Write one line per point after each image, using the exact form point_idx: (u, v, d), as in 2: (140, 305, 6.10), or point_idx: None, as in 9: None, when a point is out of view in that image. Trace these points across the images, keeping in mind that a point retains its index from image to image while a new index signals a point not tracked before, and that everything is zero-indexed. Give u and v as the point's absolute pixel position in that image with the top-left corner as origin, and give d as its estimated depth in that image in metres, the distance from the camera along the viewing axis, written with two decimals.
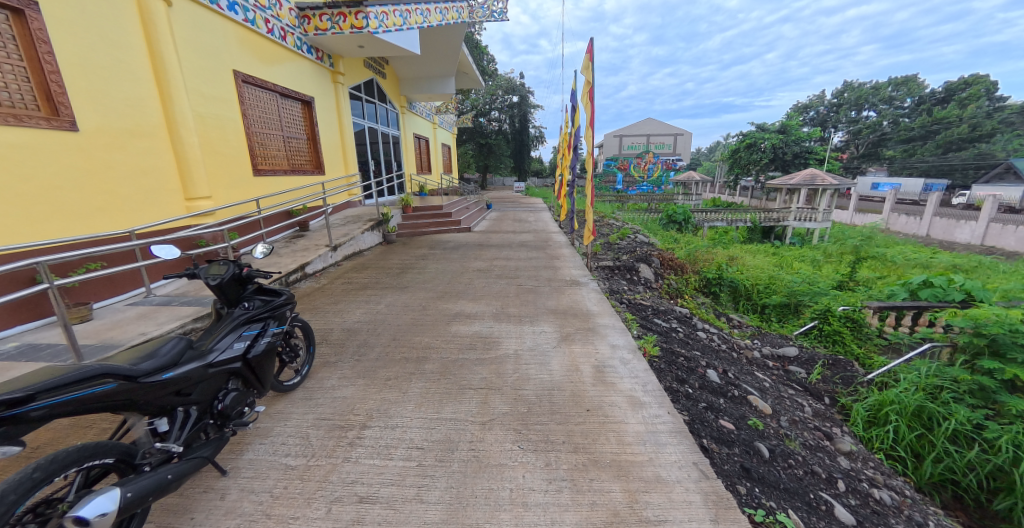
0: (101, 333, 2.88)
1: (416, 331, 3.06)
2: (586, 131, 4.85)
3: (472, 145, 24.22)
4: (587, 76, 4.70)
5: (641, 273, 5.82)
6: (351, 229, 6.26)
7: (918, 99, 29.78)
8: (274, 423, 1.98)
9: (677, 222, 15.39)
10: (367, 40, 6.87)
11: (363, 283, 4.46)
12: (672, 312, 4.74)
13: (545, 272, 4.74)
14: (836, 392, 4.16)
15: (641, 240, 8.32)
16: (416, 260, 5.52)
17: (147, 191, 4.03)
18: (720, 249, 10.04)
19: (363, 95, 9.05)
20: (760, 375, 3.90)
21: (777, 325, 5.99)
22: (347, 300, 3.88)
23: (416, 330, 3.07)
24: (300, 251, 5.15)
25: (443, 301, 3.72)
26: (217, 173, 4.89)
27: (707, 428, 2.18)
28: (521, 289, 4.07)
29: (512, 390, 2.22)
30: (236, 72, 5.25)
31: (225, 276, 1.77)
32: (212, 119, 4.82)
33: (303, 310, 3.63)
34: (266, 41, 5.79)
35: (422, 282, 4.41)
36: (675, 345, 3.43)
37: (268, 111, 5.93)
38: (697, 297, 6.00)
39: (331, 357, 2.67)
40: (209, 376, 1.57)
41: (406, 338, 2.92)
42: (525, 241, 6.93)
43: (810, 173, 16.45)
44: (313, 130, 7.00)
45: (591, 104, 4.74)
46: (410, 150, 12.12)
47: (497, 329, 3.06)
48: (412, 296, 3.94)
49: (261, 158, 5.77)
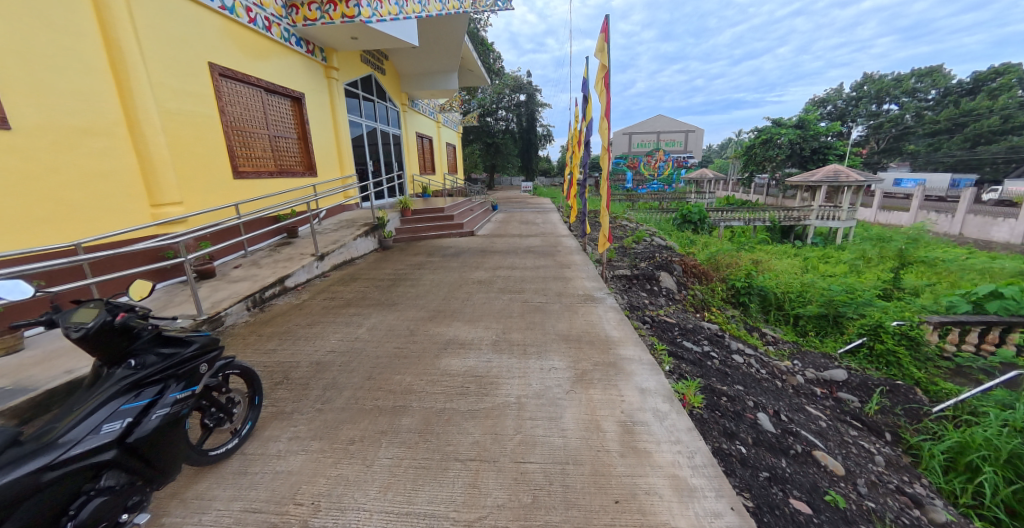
0: (19, 370, 2.39)
1: (399, 365, 2.52)
2: (602, 122, 4.22)
3: (479, 144, 23.71)
4: (602, 58, 4.06)
5: (662, 282, 5.17)
6: (342, 235, 5.75)
7: (944, 90, 28.34)
8: (185, 518, 1.44)
9: (693, 222, 14.64)
10: (360, 30, 6.33)
11: (348, 300, 3.93)
12: (701, 331, 4.13)
13: (555, 284, 4.15)
14: (899, 427, 3.55)
15: (658, 243, 7.71)
16: (410, 270, 4.98)
17: (104, 198, 3.56)
18: (744, 252, 9.35)
19: (360, 91, 8.56)
20: (813, 410, 3.29)
21: (817, 342, 5.29)
22: (325, 322, 3.35)
23: (399, 365, 2.52)
24: (283, 262, 4.68)
25: (434, 323, 3.17)
26: (192, 176, 4.41)
27: (779, 518, 1.60)
28: (527, 307, 3.49)
29: (513, 463, 1.65)
30: (212, 64, 4.74)
31: (92, 326, 1.19)
32: (185, 117, 4.34)
33: (272, 336, 3.10)
34: (249, 32, 5.32)
35: (414, 298, 3.86)
36: (714, 380, 2.80)
37: (252, 107, 5.44)
38: (726, 309, 5.35)
39: (287, 406, 2.13)
40: (45, 486, 1.03)
41: (385, 376, 2.39)
42: (532, 246, 6.36)
43: (832, 169, 15.59)
44: (303, 129, 6.51)
45: (608, 92, 4.09)
46: (412, 150, 11.60)
47: (496, 364, 2.48)
48: (400, 316, 3.39)
49: (243, 160, 5.27)
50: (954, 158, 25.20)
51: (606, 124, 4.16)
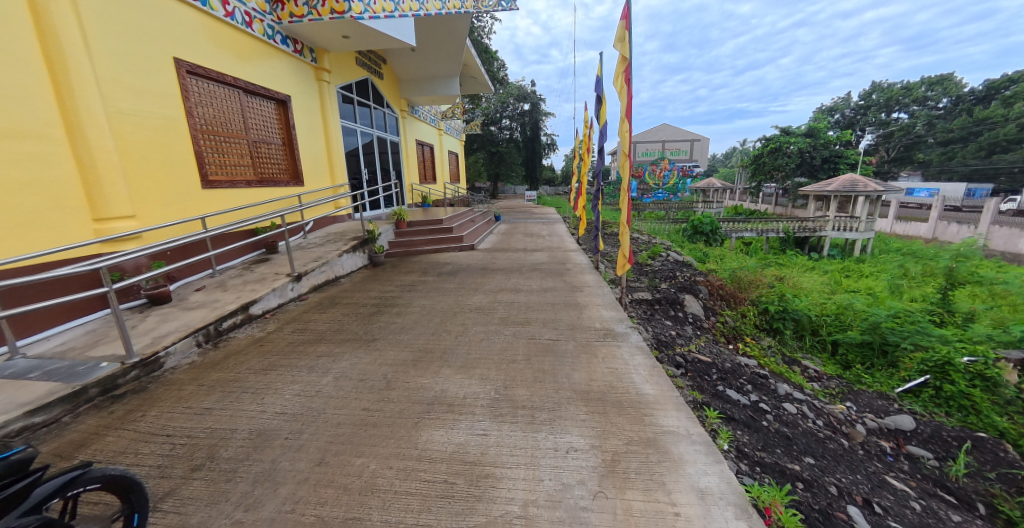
0: None
1: (365, 440, 1.88)
2: (621, 124, 3.62)
3: (483, 153, 23.33)
4: (622, 49, 3.47)
5: (687, 308, 4.52)
6: (326, 251, 5.15)
7: (955, 98, 27.67)
8: None
9: (704, 233, 13.80)
10: (351, 27, 5.82)
11: (320, 333, 3.29)
12: (742, 372, 3.45)
13: (566, 313, 3.51)
14: (996, 497, 2.82)
15: (675, 259, 7.10)
16: (399, 293, 4.35)
17: (31, 213, 2.98)
18: (766, 267, 8.69)
19: (354, 96, 8.05)
20: (895, 481, 2.59)
21: (867, 376, 4.59)
22: (285, 365, 2.71)
23: (365, 440, 1.88)
24: (252, 284, 4.08)
25: (418, 371, 2.54)
26: (148, 186, 3.84)
27: None
28: (534, 347, 2.84)
29: None
30: (179, 59, 4.20)
31: None
32: (141, 119, 3.78)
33: (215, 388, 2.46)
34: (225, 26, 4.80)
35: (398, 331, 3.23)
36: (783, 457, 2.14)
37: (228, 110, 4.90)
38: (761, 339, 4.65)
39: (194, 514, 1.49)
40: None
41: (343, 462, 1.74)
42: (538, 263, 5.73)
43: (849, 179, 14.91)
44: (288, 135, 5.96)
45: (629, 89, 3.48)
46: (411, 158, 11.07)
47: (494, 442, 1.83)
48: (376, 358, 2.75)
49: (215, 167, 4.71)
50: (968, 167, 24.44)
51: (626, 127, 3.55)
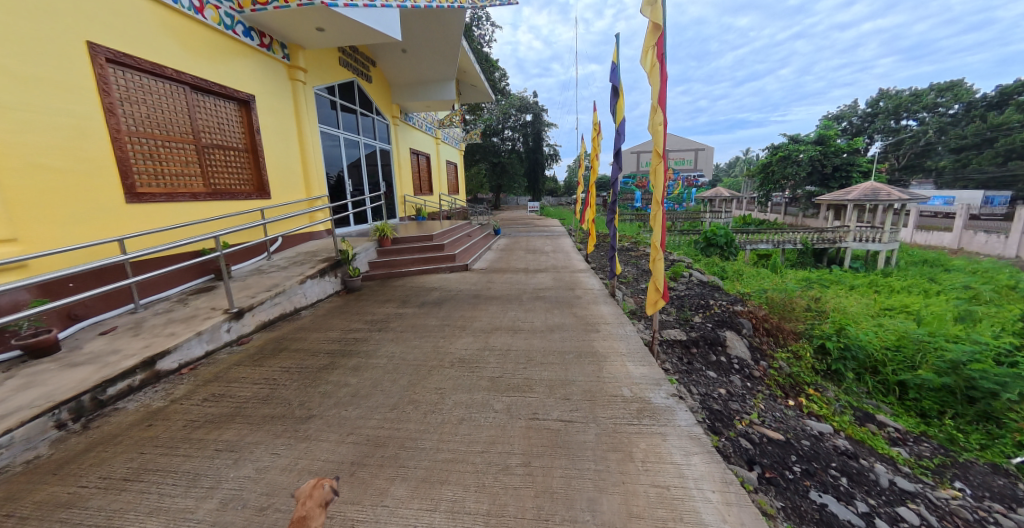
0: None
1: (331, 486, 1.56)
2: (652, 115, 2.76)
3: (484, 165, 22.70)
4: (654, 16, 2.64)
5: (731, 350, 3.59)
6: (286, 277, 4.27)
7: (966, 104, 26.81)
8: None
9: (718, 245, 12.80)
10: (325, 17, 5.04)
11: (241, 403, 2.37)
12: (826, 455, 2.48)
13: (581, 370, 2.58)
14: None
15: (700, 281, 6.20)
16: (365, 334, 3.44)
17: None
18: (799, 287, 7.71)
19: (337, 99, 7.26)
20: None
21: (963, 436, 3.59)
22: (162, 471, 1.78)
23: (324, 488, 1.55)
24: (177, 324, 3.18)
25: (356, 488, 1.61)
26: (41, 200, 3.00)
27: None
28: (539, 435, 1.92)
29: None
30: (96, 44, 3.39)
31: None
32: (32, 115, 2.96)
33: (29, 520, 1.54)
34: (164, 9, 3.99)
35: (348, 402, 2.31)
36: None
37: (166, 108, 4.07)
38: (826, 389, 3.67)
39: None
40: None
41: (319, 493, 1.52)
42: (540, 288, 4.82)
43: (870, 187, 13.86)
44: (249, 141, 5.15)
45: (661, 67, 2.64)
46: (404, 168, 10.26)
47: None
48: (301, 458, 1.83)
49: (147, 178, 3.87)
50: (985, 174, 23.33)
51: (659, 118, 2.69)
